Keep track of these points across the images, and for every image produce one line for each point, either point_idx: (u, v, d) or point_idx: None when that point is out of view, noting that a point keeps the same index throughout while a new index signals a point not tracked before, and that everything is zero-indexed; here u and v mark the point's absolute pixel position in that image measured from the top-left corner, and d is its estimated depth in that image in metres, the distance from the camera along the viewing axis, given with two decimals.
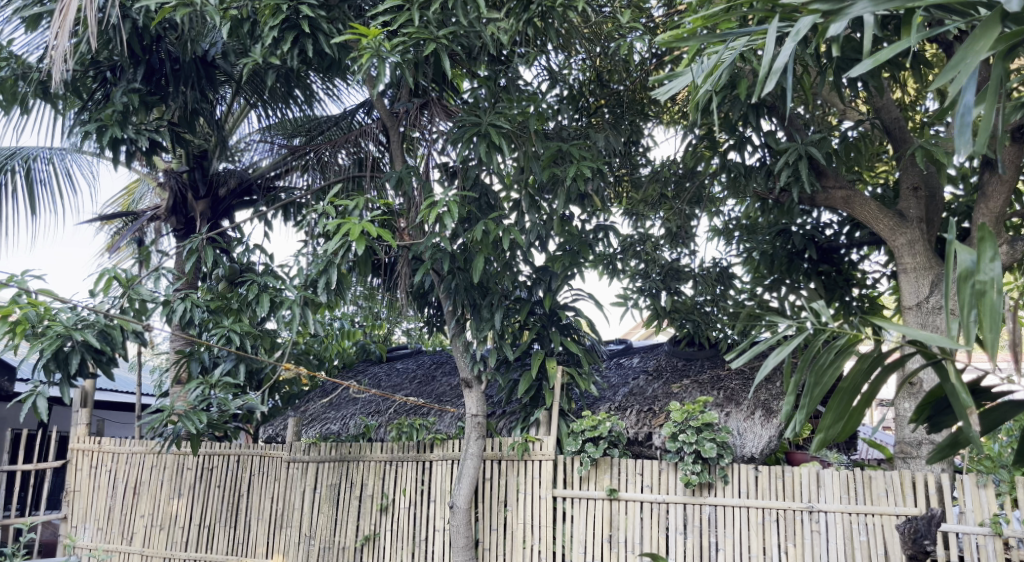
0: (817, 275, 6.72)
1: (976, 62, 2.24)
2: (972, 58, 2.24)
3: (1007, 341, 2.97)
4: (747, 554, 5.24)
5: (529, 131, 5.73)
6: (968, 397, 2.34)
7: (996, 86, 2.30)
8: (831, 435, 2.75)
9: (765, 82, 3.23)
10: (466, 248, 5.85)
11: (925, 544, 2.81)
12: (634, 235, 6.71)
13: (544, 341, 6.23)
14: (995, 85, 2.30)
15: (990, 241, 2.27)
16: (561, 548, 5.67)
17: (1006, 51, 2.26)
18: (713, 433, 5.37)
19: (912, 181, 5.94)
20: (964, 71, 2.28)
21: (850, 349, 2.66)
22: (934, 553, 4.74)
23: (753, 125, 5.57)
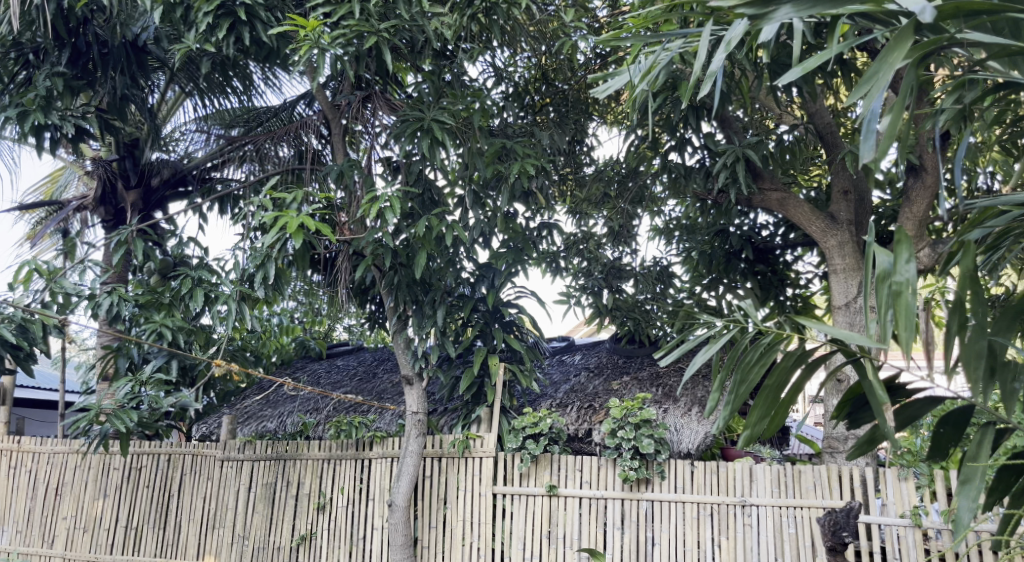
0: (752, 275, 6.86)
1: (893, 71, 2.19)
2: (886, 71, 2.19)
3: (923, 342, 3.09)
4: (682, 548, 5.32)
5: (473, 128, 5.71)
6: (885, 394, 2.40)
7: (908, 94, 2.26)
8: (757, 432, 2.79)
9: (700, 87, 3.29)
10: (408, 243, 5.80)
11: (844, 536, 2.87)
12: (577, 234, 6.80)
13: (487, 338, 6.23)
14: (907, 92, 2.26)
15: (906, 243, 2.33)
16: (500, 544, 5.68)
17: (919, 58, 2.22)
18: (651, 430, 5.46)
19: (843, 185, 6.11)
20: (878, 82, 2.24)
21: (775, 347, 2.75)
22: (858, 545, 4.89)
23: (694, 126, 5.69)
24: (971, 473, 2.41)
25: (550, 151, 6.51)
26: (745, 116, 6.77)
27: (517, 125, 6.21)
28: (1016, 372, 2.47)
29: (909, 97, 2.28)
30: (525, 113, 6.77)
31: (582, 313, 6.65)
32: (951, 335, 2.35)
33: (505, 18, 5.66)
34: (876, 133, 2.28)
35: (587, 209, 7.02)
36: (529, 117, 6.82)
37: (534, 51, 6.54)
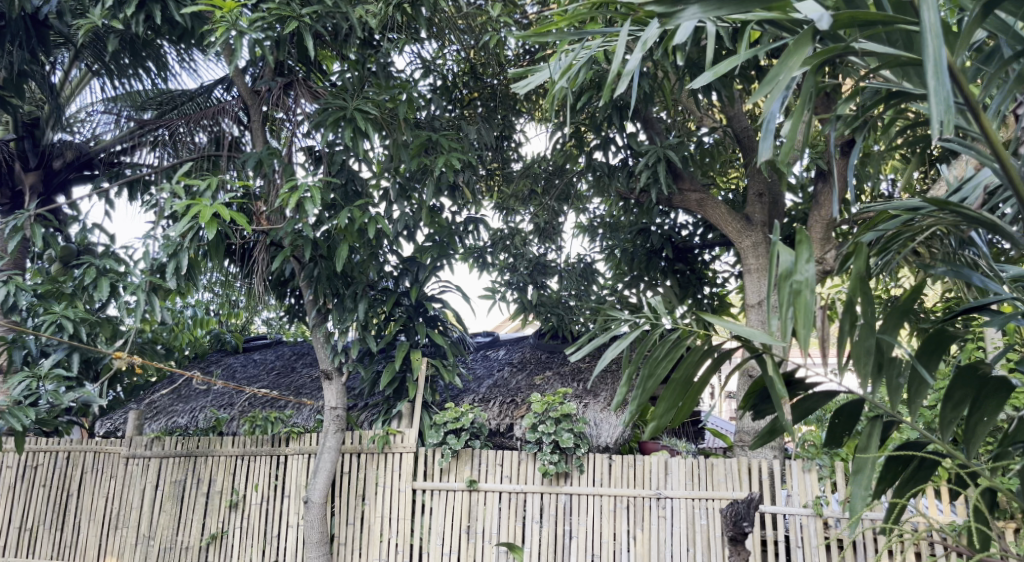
0: (672, 273, 6.99)
1: (791, 77, 2.22)
2: (785, 75, 2.22)
3: (819, 338, 3.24)
4: (599, 541, 5.40)
5: (398, 119, 5.65)
6: (785, 388, 2.49)
7: (806, 98, 2.32)
8: (663, 423, 2.84)
9: (616, 86, 3.32)
10: (329, 235, 5.72)
11: (745, 525, 2.96)
12: (504, 229, 6.84)
13: (410, 332, 6.21)
14: (806, 97, 2.33)
15: (806, 244, 2.41)
16: (418, 540, 5.66)
17: (817, 65, 2.28)
18: (571, 424, 5.54)
19: (758, 187, 6.30)
20: (777, 86, 2.26)
21: (682, 343, 2.84)
22: (763, 534, 5.08)
23: (617, 126, 5.79)
24: (862, 462, 2.51)
25: (476, 146, 6.53)
26: (667, 117, 6.90)
27: (444, 118, 6.21)
28: (901, 368, 2.59)
29: (808, 102, 2.35)
30: (453, 107, 6.75)
31: (507, 308, 6.68)
32: (845, 334, 2.44)
33: (432, 9, 5.62)
34: (775, 134, 2.34)
35: (514, 205, 7.07)
36: (457, 110, 6.84)
37: (463, 44, 6.52)
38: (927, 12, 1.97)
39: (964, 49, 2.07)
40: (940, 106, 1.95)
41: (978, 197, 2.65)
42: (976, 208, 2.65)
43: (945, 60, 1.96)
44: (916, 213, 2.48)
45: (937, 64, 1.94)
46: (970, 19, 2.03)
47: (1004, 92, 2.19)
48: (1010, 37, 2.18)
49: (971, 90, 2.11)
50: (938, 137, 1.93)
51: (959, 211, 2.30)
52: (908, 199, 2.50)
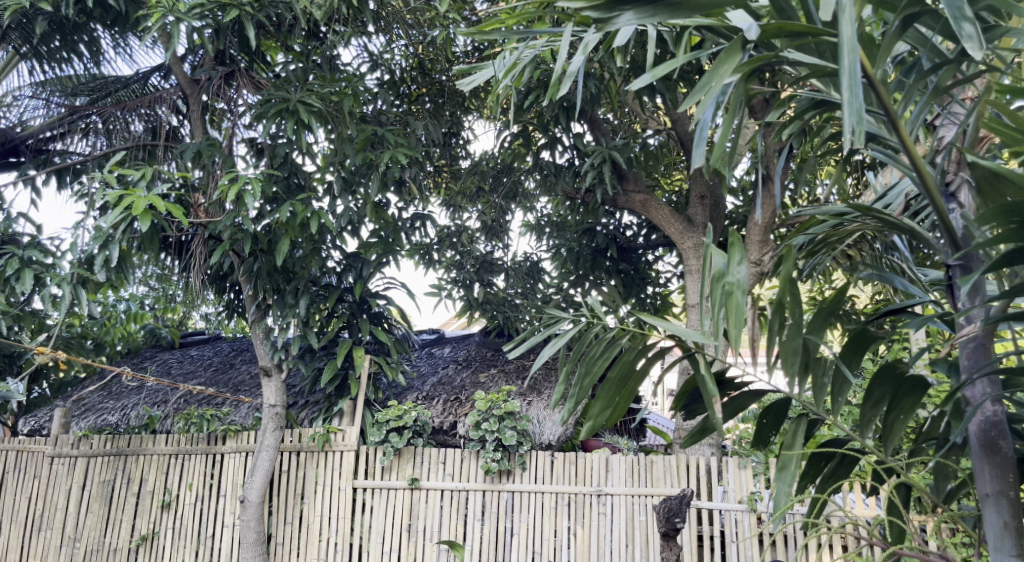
0: (617, 273, 7.04)
1: (722, 84, 2.23)
2: (717, 81, 2.23)
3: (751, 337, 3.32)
4: (540, 538, 5.43)
5: (343, 113, 5.58)
6: (716, 386, 2.53)
7: (738, 105, 2.33)
8: (599, 422, 2.86)
9: (559, 87, 3.29)
10: (270, 229, 5.63)
11: (677, 522, 3.00)
12: (450, 226, 6.83)
13: (353, 329, 6.15)
14: (737, 104, 2.35)
15: (739, 246, 2.45)
16: (359, 539, 5.62)
17: (747, 73, 2.31)
18: (515, 421, 5.55)
19: (699, 190, 6.40)
20: (710, 92, 2.26)
21: (617, 343, 2.87)
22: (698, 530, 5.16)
23: (563, 126, 5.81)
24: (787, 459, 2.57)
25: (423, 142, 6.51)
26: (613, 118, 6.95)
27: (392, 113, 6.17)
28: (826, 367, 2.66)
29: (739, 112, 2.36)
30: (399, 102, 6.73)
31: (452, 306, 6.67)
32: (774, 334, 2.49)
33: None
34: (708, 142, 2.36)
35: (461, 202, 7.05)
36: (404, 106, 6.81)
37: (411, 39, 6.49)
38: (845, 26, 1.97)
39: (884, 60, 2.13)
40: (851, 117, 1.97)
41: (900, 204, 2.74)
42: (898, 214, 2.73)
43: (860, 72, 1.98)
44: (842, 218, 2.54)
45: (851, 78, 1.96)
46: (890, 31, 2.11)
47: (923, 103, 2.24)
48: (926, 50, 2.25)
49: (891, 100, 2.18)
50: (847, 145, 1.96)
51: (881, 217, 2.38)
52: (833, 205, 2.56)
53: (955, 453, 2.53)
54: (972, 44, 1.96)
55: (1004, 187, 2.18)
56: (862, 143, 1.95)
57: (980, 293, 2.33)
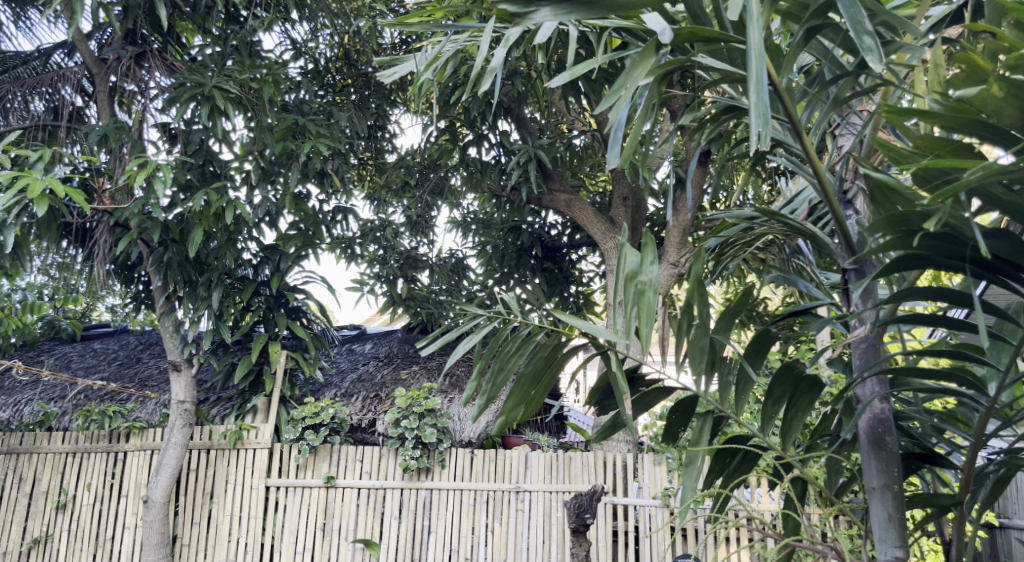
0: (541, 271, 7.03)
1: (637, 87, 2.18)
2: (632, 84, 2.16)
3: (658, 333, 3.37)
4: (457, 535, 5.38)
5: (263, 100, 5.40)
6: (627, 384, 2.51)
7: (648, 107, 2.29)
8: (512, 418, 2.78)
9: (480, 83, 3.15)
10: (182, 219, 5.42)
11: (587, 517, 2.99)
12: (374, 220, 6.70)
13: (269, 324, 5.96)
14: (649, 107, 2.31)
15: (651, 246, 2.44)
16: (270, 538, 5.45)
17: (661, 75, 2.27)
18: (435, 419, 5.52)
19: (622, 192, 6.47)
20: (624, 94, 2.19)
21: (532, 339, 2.82)
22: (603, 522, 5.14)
23: (489, 123, 5.80)
24: (693, 455, 2.57)
25: (348, 134, 6.37)
26: (540, 117, 6.93)
27: (315, 103, 6.02)
28: (731, 366, 2.67)
29: (649, 114, 2.32)
30: (325, 92, 6.58)
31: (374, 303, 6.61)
32: (683, 334, 2.51)
33: None
34: (622, 142, 2.35)
35: (386, 197, 6.92)
36: (329, 96, 6.65)
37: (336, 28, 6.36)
38: (753, 32, 1.82)
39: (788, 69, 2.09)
40: (759, 119, 1.85)
41: (804, 211, 2.78)
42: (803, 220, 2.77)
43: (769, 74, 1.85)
44: (751, 222, 2.53)
45: (759, 78, 1.83)
46: (793, 41, 2.05)
47: (823, 112, 2.25)
48: (828, 62, 2.25)
49: (794, 108, 2.17)
50: (756, 148, 1.82)
51: (784, 221, 2.40)
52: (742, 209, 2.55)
53: (844, 448, 2.57)
54: (873, 58, 1.87)
55: (895, 198, 2.10)
56: (770, 145, 1.83)
57: (873, 297, 2.31)
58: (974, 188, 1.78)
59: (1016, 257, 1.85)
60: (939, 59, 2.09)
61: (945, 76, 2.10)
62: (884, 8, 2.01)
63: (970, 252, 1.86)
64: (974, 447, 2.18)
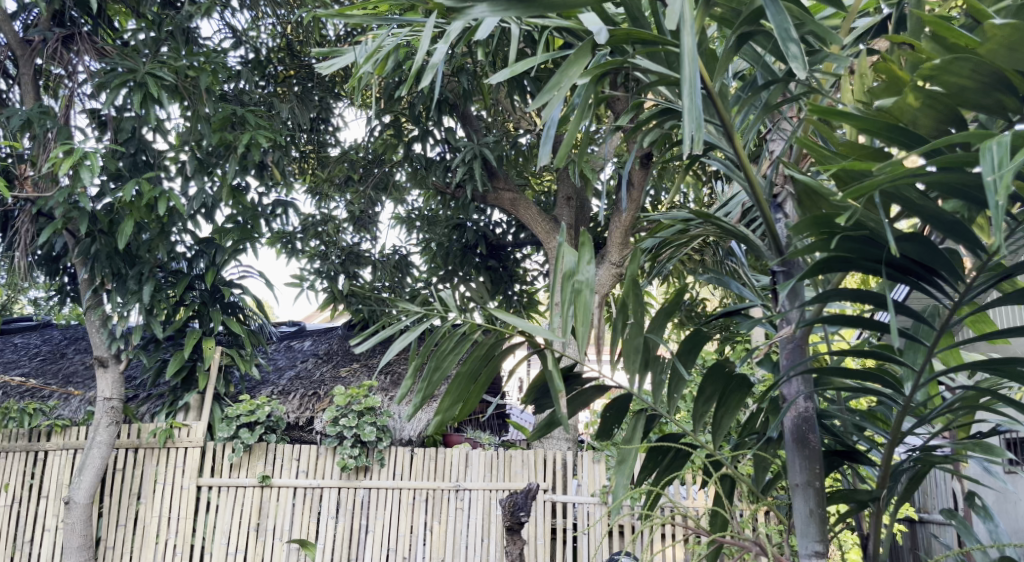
0: (486, 269, 6.98)
1: (572, 85, 2.11)
2: (566, 82, 2.10)
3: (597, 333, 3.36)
4: (395, 534, 5.29)
5: (200, 89, 5.22)
6: (562, 382, 2.46)
7: (583, 107, 2.23)
8: (449, 417, 2.64)
9: (419, 79, 3.06)
10: (111, 209, 5.22)
11: (521, 516, 2.93)
12: (316, 215, 6.56)
13: (203, 320, 5.78)
14: (584, 109, 2.25)
15: (589, 245, 2.39)
16: (200, 540, 5.28)
17: (596, 76, 2.22)
18: (374, 418, 5.41)
19: (567, 191, 6.47)
20: (557, 94, 2.13)
21: (469, 337, 2.70)
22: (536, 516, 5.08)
23: (435, 119, 5.72)
24: (626, 453, 2.54)
25: (289, 125, 6.22)
26: (487, 115, 6.86)
27: (256, 93, 5.86)
28: (664, 366, 2.64)
29: (584, 114, 2.26)
30: (266, 83, 6.42)
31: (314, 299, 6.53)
32: (618, 334, 2.48)
33: None
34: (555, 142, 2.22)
35: (328, 191, 6.78)
36: (270, 87, 6.48)
37: (279, 17, 6.21)
38: (686, 37, 1.77)
39: (721, 73, 2.07)
40: (691, 123, 1.79)
41: (738, 214, 2.78)
42: (736, 223, 2.75)
43: (701, 78, 1.80)
44: (686, 224, 2.51)
45: (692, 82, 1.77)
46: (726, 46, 2.01)
47: (755, 115, 2.23)
48: (760, 67, 2.21)
49: (727, 111, 2.14)
50: (687, 154, 1.76)
51: (717, 223, 2.38)
52: (678, 211, 2.53)
53: (773, 447, 2.56)
54: (797, 66, 1.79)
55: (822, 201, 2.11)
56: (702, 150, 1.76)
57: (799, 298, 2.28)
58: (888, 191, 1.69)
59: (931, 262, 1.77)
60: (866, 68, 2.07)
61: (870, 87, 2.07)
62: (811, 18, 1.95)
63: (887, 254, 1.78)
64: (890, 445, 2.10)
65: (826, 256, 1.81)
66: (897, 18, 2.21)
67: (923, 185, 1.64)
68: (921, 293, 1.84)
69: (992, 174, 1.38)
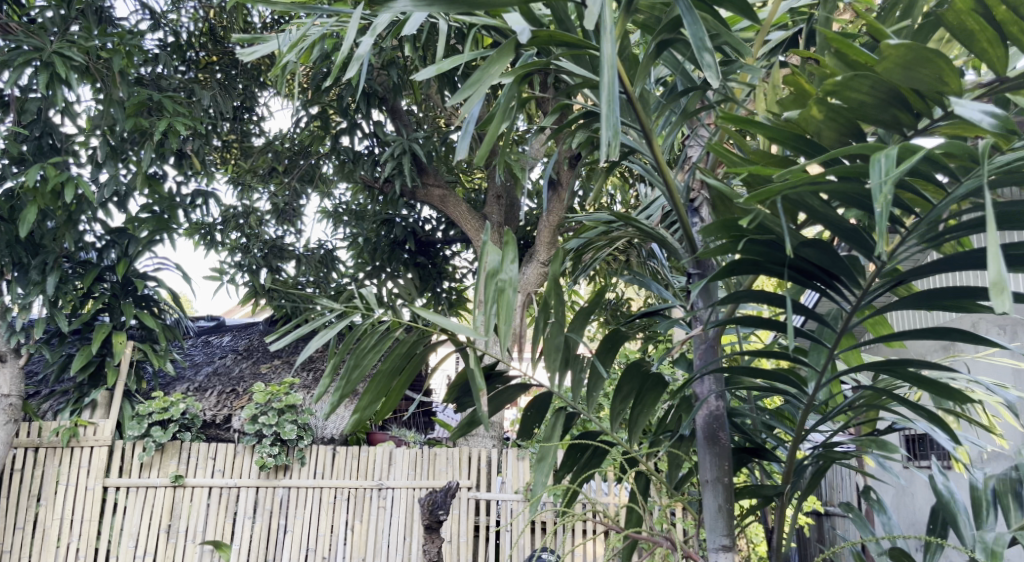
0: (414, 266, 6.95)
1: (494, 83, 2.11)
2: (489, 80, 2.09)
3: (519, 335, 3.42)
4: (315, 534, 5.23)
5: (113, 71, 5.03)
6: (482, 380, 2.47)
7: (505, 106, 2.22)
8: (368, 414, 2.60)
9: (344, 70, 3.03)
10: (14, 195, 4.98)
11: (440, 514, 2.94)
12: (237, 206, 6.41)
13: (114, 313, 5.59)
14: (507, 109, 2.25)
15: (513, 245, 2.41)
16: (106, 543, 5.08)
17: (520, 76, 2.23)
18: (294, 416, 5.33)
19: (496, 190, 6.51)
20: (480, 91, 2.11)
21: (392, 334, 2.66)
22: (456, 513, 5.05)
23: (364, 112, 5.66)
24: (545, 450, 2.55)
25: (211, 113, 6.06)
26: (416, 110, 6.83)
27: (174, 79, 5.70)
28: (583, 365, 2.67)
29: (506, 116, 2.25)
30: (187, 68, 6.25)
31: (235, 293, 6.41)
32: (537, 333, 2.50)
33: None
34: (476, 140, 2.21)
35: (251, 182, 6.64)
36: (191, 73, 6.32)
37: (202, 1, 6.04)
38: (606, 44, 1.80)
39: (642, 79, 2.10)
40: (609, 127, 1.82)
41: (658, 216, 2.84)
42: (656, 226, 2.81)
43: (621, 84, 1.82)
44: (608, 225, 2.55)
45: (611, 87, 1.79)
46: (646, 53, 2.04)
47: (674, 122, 2.28)
48: (680, 75, 2.27)
49: (647, 116, 2.18)
50: (604, 158, 1.79)
51: (637, 225, 2.42)
52: (600, 212, 2.57)
53: (685, 444, 2.64)
54: (710, 75, 1.83)
55: (733, 206, 2.17)
56: (620, 155, 1.79)
57: (712, 298, 2.34)
58: (793, 199, 1.75)
59: (831, 267, 1.84)
60: (776, 79, 2.14)
61: (780, 99, 2.14)
62: (727, 30, 2.01)
63: (792, 258, 1.85)
64: (794, 441, 2.18)
65: (737, 259, 1.86)
66: (807, 33, 2.29)
67: (825, 194, 1.71)
68: (823, 296, 1.92)
69: (877, 184, 1.44)
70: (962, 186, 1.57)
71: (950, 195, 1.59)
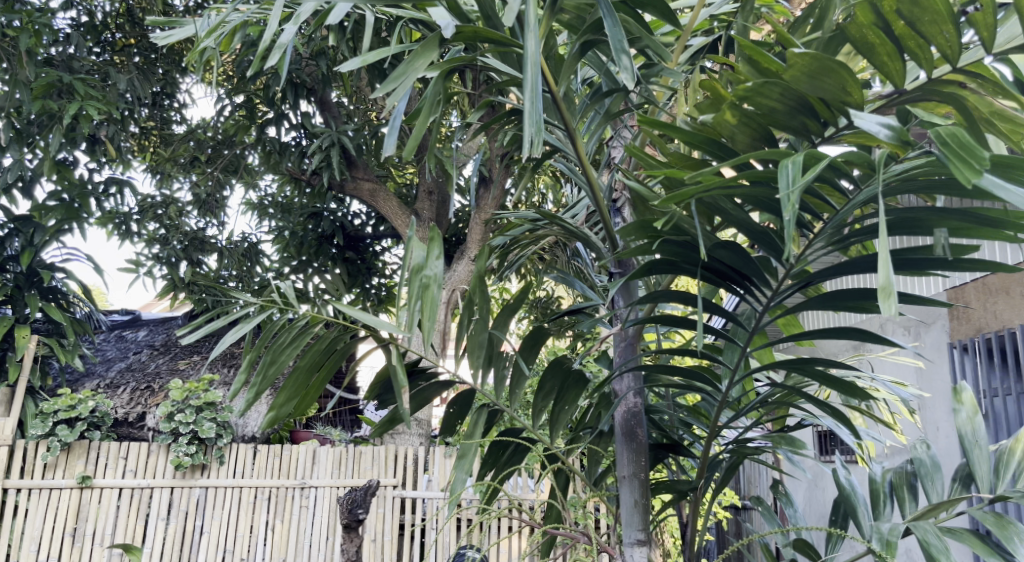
0: (342, 261, 6.87)
1: (417, 77, 2.09)
2: (411, 74, 2.07)
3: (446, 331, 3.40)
4: (233, 535, 5.13)
5: (19, 51, 4.82)
6: (405, 376, 2.45)
7: (430, 101, 2.20)
8: (284, 413, 2.54)
9: (266, 58, 2.97)
10: None
11: (359, 513, 2.90)
12: (156, 196, 6.23)
13: (17, 305, 5.35)
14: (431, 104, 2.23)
15: (437, 240, 2.39)
16: (5, 547, 4.84)
17: (445, 71, 2.22)
18: (213, 413, 5.20)
19: (428, 185, 6.49)
20: (402, 85, 2.09)
21: (309, 330, 2.60)
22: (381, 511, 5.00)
23: (291, 104, 5.58)
24: (466, 448, 2.54)
25: (128, 99, 5.87)
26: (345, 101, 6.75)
27: (87, 60, 5.51)
28: (506, 362, 2.68)
29: (432, 111, 2.22)
30: (102, 50, 6.05)
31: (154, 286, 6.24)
32: (459, 329, 2.50)
33: None
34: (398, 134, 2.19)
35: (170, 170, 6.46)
36: (107, 55, 6.11)
37: None
38: (530, 41, 1.80)
39: (566, 79, 2.11)
40: (531, 125, 1.82)
41: (583, 216, 2.88)
42: (581, 225, 2.85)
43: (543, 82, 1.83)
44: (533, 223, 2.57)
45: (533, 84, 1.80)
46: (570, 52, 2.06)
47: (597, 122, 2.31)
48: (603, 76, 2.30)
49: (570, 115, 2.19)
50: (526, 155, 1.78)
51: (561, 224, 2.44)
52: (526, 210, 2.58)
53: (604, 441, 2.67)
54: (628, 75, 1.84)
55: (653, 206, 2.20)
56: (541, 152, 1.79)
57: (631, 297, 2.37)
58: (708, 201, 1.79)
59: (744, 268, 1.89)
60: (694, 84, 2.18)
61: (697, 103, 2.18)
62: (647, 34, 2.04)
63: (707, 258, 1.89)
64: (708, 438, 2.22)
65: (654, 259, 1.89)
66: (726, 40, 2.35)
67: (738, 197, 1.76)
68: (737, 297, 1.97)
69: (784, 192, 1.48)
70: (861, 192, 1.62)
71: (851, 200, 1.64)
